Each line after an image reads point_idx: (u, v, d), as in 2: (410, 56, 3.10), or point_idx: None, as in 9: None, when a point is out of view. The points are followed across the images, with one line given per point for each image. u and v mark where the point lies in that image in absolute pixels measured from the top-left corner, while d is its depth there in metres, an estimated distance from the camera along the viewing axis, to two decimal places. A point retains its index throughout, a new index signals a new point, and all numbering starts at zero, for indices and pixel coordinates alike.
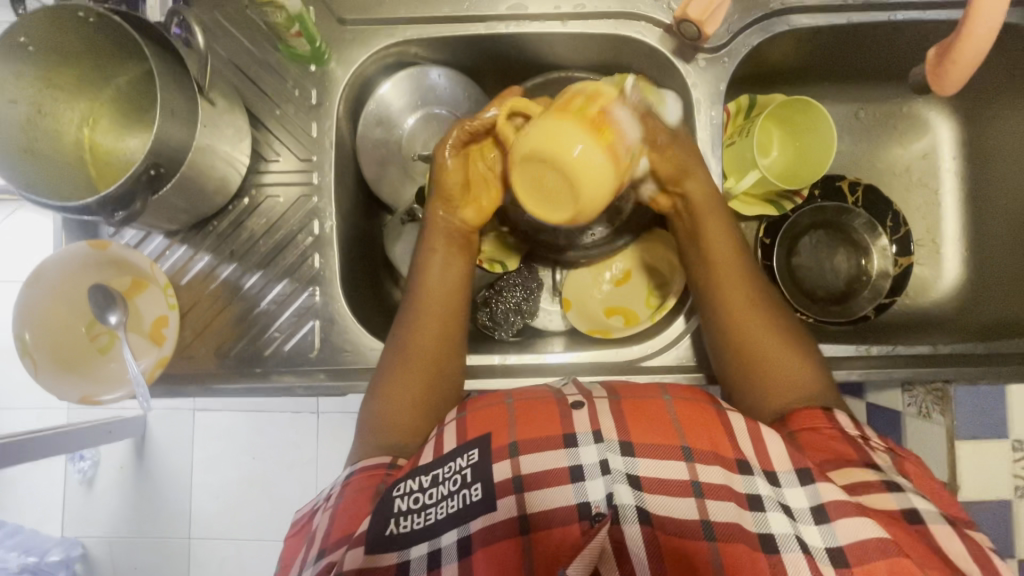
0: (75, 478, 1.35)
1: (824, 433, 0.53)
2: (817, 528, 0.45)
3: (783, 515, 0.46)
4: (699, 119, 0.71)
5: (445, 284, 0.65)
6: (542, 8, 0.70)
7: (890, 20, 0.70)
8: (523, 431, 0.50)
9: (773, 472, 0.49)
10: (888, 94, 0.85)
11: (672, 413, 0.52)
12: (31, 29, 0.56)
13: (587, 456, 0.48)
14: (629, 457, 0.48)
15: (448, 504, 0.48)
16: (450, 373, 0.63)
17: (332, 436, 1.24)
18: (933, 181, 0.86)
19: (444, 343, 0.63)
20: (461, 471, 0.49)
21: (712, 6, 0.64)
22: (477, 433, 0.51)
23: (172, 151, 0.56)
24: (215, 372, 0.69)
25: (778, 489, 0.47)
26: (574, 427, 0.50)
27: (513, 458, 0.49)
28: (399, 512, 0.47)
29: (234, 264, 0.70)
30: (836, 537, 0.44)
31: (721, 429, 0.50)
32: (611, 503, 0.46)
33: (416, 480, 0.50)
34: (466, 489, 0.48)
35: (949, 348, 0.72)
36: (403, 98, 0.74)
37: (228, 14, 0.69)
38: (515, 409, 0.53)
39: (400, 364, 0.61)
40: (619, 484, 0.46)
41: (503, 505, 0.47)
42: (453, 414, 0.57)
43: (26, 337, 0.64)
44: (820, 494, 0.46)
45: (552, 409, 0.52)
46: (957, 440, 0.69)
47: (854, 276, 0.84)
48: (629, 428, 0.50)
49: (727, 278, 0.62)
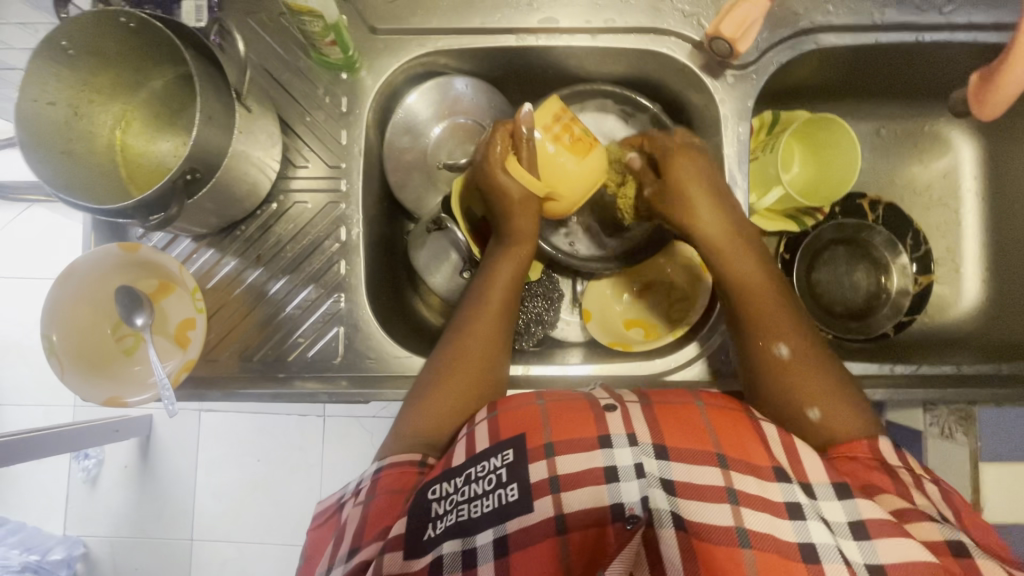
0: (79, 476, 1.35)
1: (860, 462, 0.52)
2: (855, 543, 0.44)
3: (823, 527, 0.44)
4: (726, 135, 0.71)
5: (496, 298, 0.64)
6: (573, 21, 0.70)
7: (919, 41, 0.71)
8: (557, 431, 0.51)
9: (807, 483, 0.48)
10: (909, 113, 0.86)
11: (706, 421, 0.52)
12: (73, 33, 0.56)
13: (623, 459, 0.48)
14: (663, 461, 0.48)
15: (483, 503, 0.47)
16: (495, 380, 0.62)
17: (338, 440, 1.25)
18: (953, 200, 0.86)
19: (493, 349, 0.62)
20: (495, 470, 0.49)
21: (746, 23, 0.65)
22: (510, 433, 0.51)
23: (209, 156, 0.57)
24: (238, 376, 0.69)
25: (815, 501, 0.47)
26: (608, 429, 0.50)
27: (549, 459, 0.49)
28: (437, 515, 0.48)
29: (260, 268, 0.70)
30: (877, 554, 0.43)
31: (752, 435, 0.51)
32: (647, 507, 0.45)
33: (452, 482, 0.49)
34: (502, 488, 0.48)
35: (975, 367, 0.71)
36: (430, 108, 0.75)
37: (261, 20, 0.70)
38: (549, 411, 0.53)
39: (443, 379, 0.60)
40: (654, 489, 0.46)
41: (539, 506, 0.47)
42: (482, 414, 0.55)
43: (53, 339, 0.64)
44: (858, 510, 0.46)
45: (584, 411, 0.52)
46: (981, 462, 0.69)
47: (873, 294, 0.84)
48: (662, 433, 0.50)
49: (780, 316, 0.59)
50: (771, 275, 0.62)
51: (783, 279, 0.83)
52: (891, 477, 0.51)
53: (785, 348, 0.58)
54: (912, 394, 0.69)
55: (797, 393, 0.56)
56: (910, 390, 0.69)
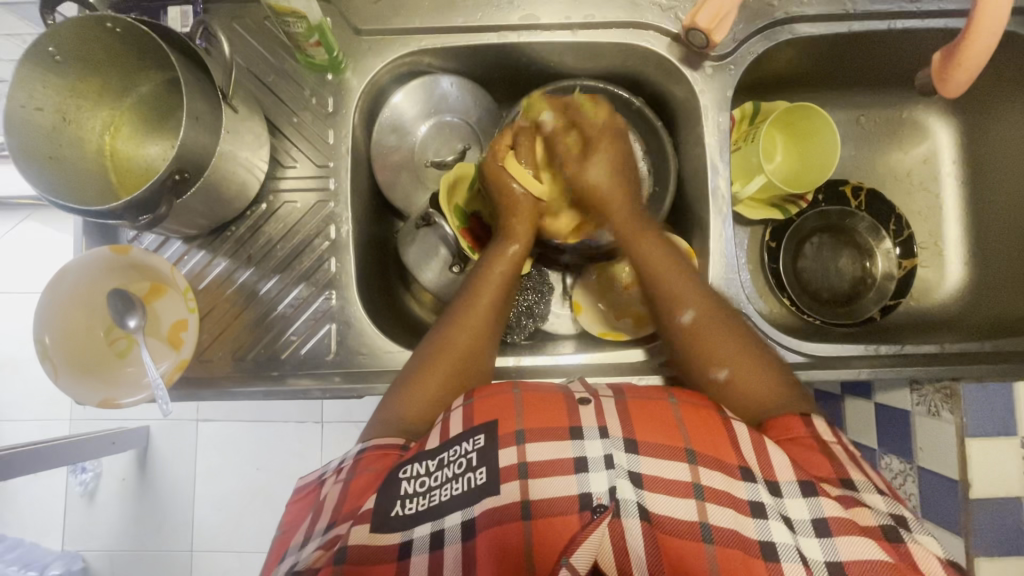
0: (77, 490, 1.34)
1: (801, 441, 0.53)
2: (817, 542, 0.45)
3: (783, 526, 0.46)
4: (705, 124, 0.72)
5: (485, 298, 0.65)
6: (553, 18, 0.72)
7: (891, 28, 0.72)
8: (530, 419, 0.51)
9: (774, 482, 0.48)
10: (887, 101, 0.87)
11: (677, 417, 0.53)
12: (61, 39, 0.57)
13: (593, 450, 0.49)
14: (632, 454, 0.49)
15: (453, 486, 0.48)
16: (477, 375, 0.62)
17: (336, 446, 1.25)
18: (933, 185, 0.87)
19: (477, 345, 0.63)
20: (466, 455, 0.50)
21: (721, 14, 0.66)
22: (483, 420, 0.52)
23: (196, 156, 0.58)
24: (232, 375, 0.69)
25: (779, 499, 0.48)
26: (580, 421, 0.52)
27: (519, 446, 0.49)
28: (405, 494, 0.49)
29: (252, 269, 0.71)
30: (837, 551, 0.44)
31: (722, 429, 0.52)
32: (614, 497, 0.46)
33: (424, 463, 0.50)
34: (471, 472, 0.49)
35: (960, 344, 0.73)
36: (416, 107, 0.76)
37: (247, 25, 0.71)
38: (522, 400, 0.54)
39: (423, 370, 0.61)
40: (622, 479, 0.47)
41: (506, 490, 0.47)
42: (459, 401, 0.56)
43: (46, 341, 0.64)
44: (821, 509, 0.46)
45: (558, 404, 0.53)
46: (968, 437, 0.69)
47: (859, 279, 0.85)
48: (633, 426, 0.51)
49: (669, 276, 0.64)
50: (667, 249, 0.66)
51: (770, 268, 0.84)
52: (830, 457, 0.51)
53: (688, 315, 0.62)
54: (899, 373, 0.70)
55: (707, 358, 0.60)
56: (897, 368, 0.70)
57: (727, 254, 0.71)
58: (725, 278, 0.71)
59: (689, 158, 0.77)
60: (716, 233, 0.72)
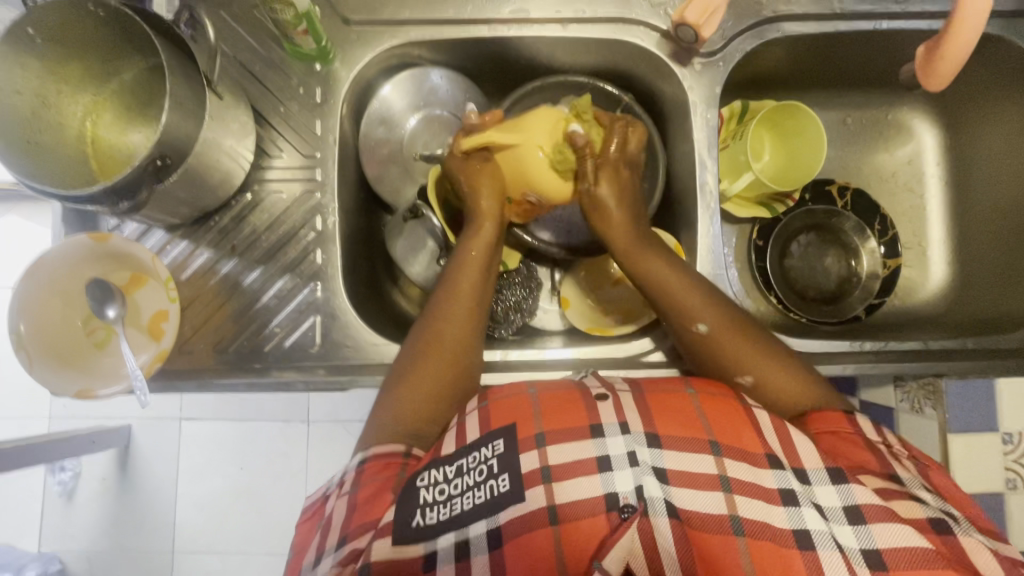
0: (54, 490, 1.31)
1: (846, 437, 0.54)
2: (851, 529, 0.44)
3: (816, 513, 0.45)
4: (694, 120, 0.73)
5: (455, 329, 0.62)
6: (542, 12, 0.72)
7: (876, 28, 0.73)
8: (549, 421, 0.51)
9: (802, 469, 0.48)
10: (872, 103, 0.89)
11: (699, 410, 0.52)
12: (40, 21, 0.56)
13: (616, 448, 0.48)
14: (655, 449, 0.49)
15: (475, 494, 0.48)
16: (470, 366, 0.62)
17: (322, 446, 1.23)
18: (917, 186, 0.89)
19: (452, 371, 0.60)
20: (487, 461, 0.49)
21: (709, 9, 0.66)
22: (501, 423, 0.51)
23: (179, 142, 0.57)
24: (213, 367, 0.68)
25: (808, 487, 0.47)
26: (600, 419, 0.51)
27: (540, 449, 0.49)
28: (425, 503, 0.48)
29: (235, 259, 0.70)
30: (873, 539, 0.43)
31: (748, 424, 0.51)
32: (642, 496, 0.46)
33: (441, 470, 0.49)
34: (494, 479, 0.48)
35: (941, 343, 0.72)
36: (405, 99, 0.75)
37: (233, 13, 0.70)
38: (539, 400, 0.53)
39: (391, 402, 0.58)
40: (647, 476, 0.47)
41: (532, 496, 0.47)
42: (474, 404, 0.56)
43: (21, 330, 0.62)
44: (854, 497, 0.46)
45: (574, 399, 0.53)
46: (950, 433, 0.71)
47: (844, 277, 0.86)
48: (654, 420, 0.51)
49: (660, 273, 0.63)
50: (676, 268, 0.64)
51: (757, 267, 0.84)
52: (875, 453, 0.52)
53: (704, 325, 0.62)
54: (883, 369, 0.70)
55: (730, 361, 0.61)
56: (880, 364, 0.70)
57: (714, 249, 0.72)
58: (713, 273, 0.71)
59: (677, 154, 0.78)
60: (704, 228, 0.72)
